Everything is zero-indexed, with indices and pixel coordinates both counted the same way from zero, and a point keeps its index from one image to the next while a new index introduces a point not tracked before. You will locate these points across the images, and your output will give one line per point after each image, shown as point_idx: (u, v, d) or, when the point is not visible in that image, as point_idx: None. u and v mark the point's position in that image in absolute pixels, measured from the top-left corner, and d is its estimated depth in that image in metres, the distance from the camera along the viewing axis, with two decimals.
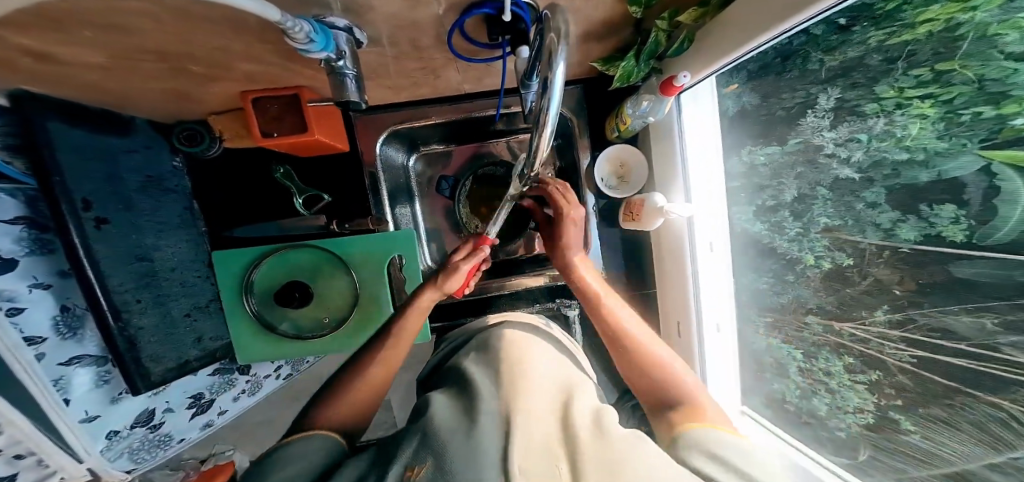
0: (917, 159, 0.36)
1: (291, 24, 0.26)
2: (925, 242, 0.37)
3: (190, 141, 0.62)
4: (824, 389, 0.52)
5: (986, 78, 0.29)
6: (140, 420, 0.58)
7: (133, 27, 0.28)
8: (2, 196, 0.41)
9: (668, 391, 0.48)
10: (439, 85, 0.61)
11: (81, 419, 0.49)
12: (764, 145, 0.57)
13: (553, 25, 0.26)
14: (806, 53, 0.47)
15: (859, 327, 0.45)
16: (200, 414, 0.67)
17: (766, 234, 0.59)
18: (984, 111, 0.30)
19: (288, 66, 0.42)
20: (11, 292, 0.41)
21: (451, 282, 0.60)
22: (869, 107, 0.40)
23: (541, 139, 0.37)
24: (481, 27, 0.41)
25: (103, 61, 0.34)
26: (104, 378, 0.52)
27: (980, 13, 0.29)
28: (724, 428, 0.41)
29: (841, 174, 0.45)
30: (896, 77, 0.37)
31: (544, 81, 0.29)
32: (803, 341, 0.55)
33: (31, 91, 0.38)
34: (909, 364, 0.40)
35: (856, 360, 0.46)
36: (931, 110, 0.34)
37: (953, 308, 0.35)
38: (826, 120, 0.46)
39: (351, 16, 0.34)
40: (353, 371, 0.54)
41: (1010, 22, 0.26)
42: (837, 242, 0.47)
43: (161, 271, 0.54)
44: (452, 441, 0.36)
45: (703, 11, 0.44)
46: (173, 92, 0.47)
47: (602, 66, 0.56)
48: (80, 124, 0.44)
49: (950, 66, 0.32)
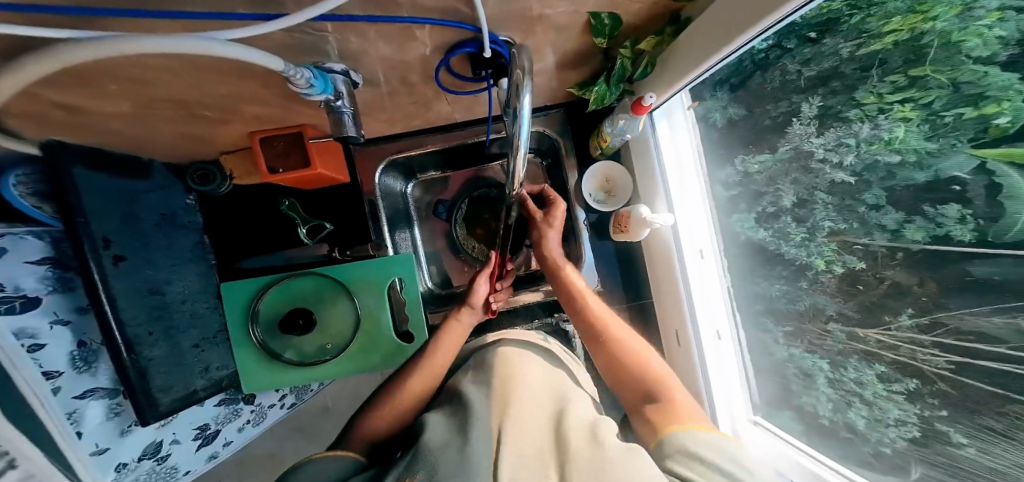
0: (910, 161, 0.38)
1: (291, 72, 0.30)
2: (934, 242, 0.37)
3: (204, 181, 0.67)
4: (861, 401, 0.49)
5: (959, 81, 0.32)
6: (148, 452, 0.58)
7: (149, 79, 0.32)
8: (28, 238, 0.46)
9: (645, 386, 0.54)
10: (431, 117, 0.66)
11: (91, 452, 0.50)
12: (756, 153, 0.59)
13: (518, 63, 0.31)
14: (782, 66, 0.50)
15: (885, 331, 0.44)
16: (205, 446, 0.68)
17: (771, 241, 0.59)
18: (965, 112, 0.32)
19: (292, 107, 0.46)
20: (33, 329, 0.44)
21: (460, 339, 0.64)
22: (852, 113, 0.43)
23: (517, 161, 0.40)
24: (464, 62, 0.45)
25: (124, 110, 0.38)
26: (115, 410, 0.54)
27: (940, 22, 0.32)
28: (701, 427, 0.45)
29: (835, 178, 0.47)
30: (873, 84, 0.40)
31: (514, 110, 0.32)
32: (828, 350, 0.52)
33: (62, 140, 0.42)
34: (946, 371, 0.38)
35: (888, 368, 0.44)
36: (914, 114, 0.37)
37: (983, 310, 0.34)
38: (812, 127, 0.48)
39: (347, 60, 0.38)
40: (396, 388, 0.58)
41: (970, 30, 0.30)
42: (844, 245, 0.47)
43: (172, 303, 0.56)
44: (445, 457, 0.36)
45: (660, 40, 0.48)
46: (188, 136, 0.51)
47: (578, 91, 0.61)
48: (104, 170, 0.47)
49: (923, 71, 0.35)
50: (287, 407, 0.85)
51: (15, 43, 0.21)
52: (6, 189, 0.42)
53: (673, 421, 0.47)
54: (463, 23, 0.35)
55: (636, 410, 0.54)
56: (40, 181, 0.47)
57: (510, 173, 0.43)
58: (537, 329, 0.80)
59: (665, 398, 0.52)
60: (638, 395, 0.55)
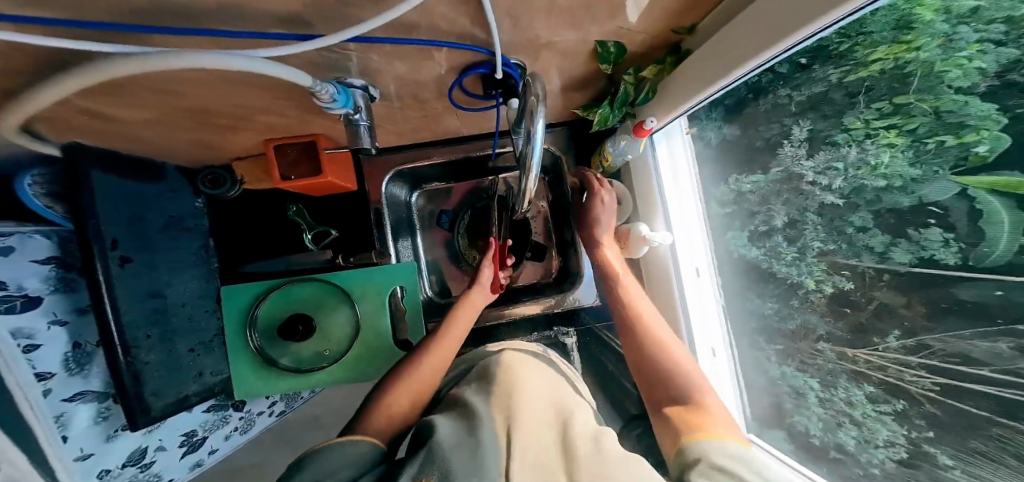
0: (895, 185, 0.40)
1: (318, 87, 0.32)
2: (921, 265, 0.39)
3: (214, 184, 0.68)
4: (850, 421, 0.50)
5: (941, 110, 0.34)
6: (132, 459, 0.57)
7: (177, 90, 0.33)
8: (36, 237, 0.47)
9: (676, 387, 0.55)
10: (440, 130, 0.68)
11: (75, 457, 0.49)
12: (749, 174, 0.61)
13: (530, 90, 0.33)
14: (774, 91, 0.53)
15: (873, 352, 0.45)
16: (190, 453, 0.66)
17: (763, 259, 0.61)
18: (945, 140, 0.34)
19: (310, 118, 0.48)
20: (30, 329, 0.44)
21: (467, 321, 0.63)
22: (841, 137, 0.45)
23: (528, 180, 0.41)
24: (476, 82, 0.48)
25: (150, 117, 0.39)
26: (103, 415, 0.52)
27: (924, 52, 0.35)
28: (727, 437, 0.45)
29: (825, 200, 0.49)
30: (859, 110, 0.42)
31: (527, 132, 0.35)
32: (819, 369, 0.53)
33: (83, 143, 0.43)
34: (933, 393, 0.40)
35: (877, 389, 0.45)
36: (898, 140, 0.39)
37: (965, 334, 0.35)
38: (802, 149, 0.51)
39: (366, 76, 0.40)
40: (406, 373, 0.54)
41: (952, 61, 0.32)
42: (834, 266, 0.49)
43: (172, 307, 0.56)
44: (456, 458, 0.37)
45: (661, 68, 0.51)
46: (201, 142, 0.52)
47: (583, 112, 0.63)
48: (119, 172, 0.48)
49: (906, 99, 0.37)
50: (275, 415, 0.85)
51: (54, 56, 0.22)
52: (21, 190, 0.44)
53: (697, 429, 0.47)
54: (479, 46, 0.37)
55: (655, 407, 0.55)
56: (55, 182, 0.48)
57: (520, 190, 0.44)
58: (536, 341, 0.83)
59: (693, 400, 0.52)
60: (660, 384, 0.57)
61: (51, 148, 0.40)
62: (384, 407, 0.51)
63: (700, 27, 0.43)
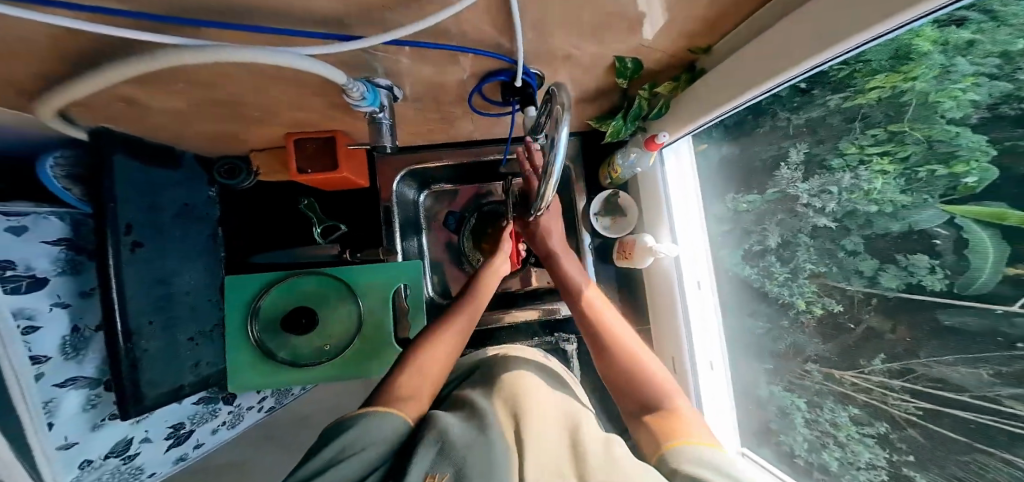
0: (886, 210, 0.41)
1: (350, 85, 0.34)
2: (906, 290, 0.40)
3: (230, 175, 0.69)
4: (834, 442, 0.51)
5: (934, 140, 0.36)
6: (116, 450, 0.56)
7: (216, 84, 0.35)
8: (51, 218, 0.48)
9: (648, 395, 0.50)
10: (454, 133, 0.69)
11: (58, 446, 0.47)
12: (746, 194, 0.63)
13: (558, 99, 0.34)
14: (773, 112, 0.54)
15: (859, 374, 0.46)
16: (175, 447, 0.65)
17: (756, 278, 0.63)
18: (936, 169, 0.36)
19: (334, 115, 0.49)
20: (32, 310, 0.45)
21: (482, 304, 0.60)
22: (836, 162, 0.47)
23: (547, 187, 0.42)
24: (496, 89, 0.49)
25: (188, 105, 0.40)
26: (92, 402, 0.52)
27: (920, 83, 0.36)
28: (700, 442, 0.41)
29: (818, 222, 0.50)
30: (856, 136, 0.44)
31: (552, 140, 0.36)
32: (807, 389, 0.55)
33: (111, 129, 0.45)
34: (915, 416, 0.41)
35: (862, 411, 0.47)
36: (891, 167, 0.41)
37: (950, 359, 0.37)
38: (798, 173, 0.53)
39: (392, 77, 0.41)
40: (411, 356, 0.51)
41: (946, 92, 0.34)
42: (825, 288, 0.50)
43: (176, 295, 0.56)
44: (472, 458, 0.37)
45: (676, 85, 0.53)
46: (224, 133, 0.54)
47: (596, 123, 0.65)
48: (141, 158, 0.49)
49: (902, 127, 0.39)
50: (264, 410, 0.85)
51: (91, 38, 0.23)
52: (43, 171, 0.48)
53: (673, 435, 0.43)
54: (502, 55, 0.39)
55: (633, 415, 0.50)
56: (76, 165, 0.52)
57: (540, 195, 0.45)
58: (537, 347, 0.82)
59: (668, 407, 0.47)
60: (630, 392, 0.51)
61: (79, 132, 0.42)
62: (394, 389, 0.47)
63: (715, 49, 0.45)
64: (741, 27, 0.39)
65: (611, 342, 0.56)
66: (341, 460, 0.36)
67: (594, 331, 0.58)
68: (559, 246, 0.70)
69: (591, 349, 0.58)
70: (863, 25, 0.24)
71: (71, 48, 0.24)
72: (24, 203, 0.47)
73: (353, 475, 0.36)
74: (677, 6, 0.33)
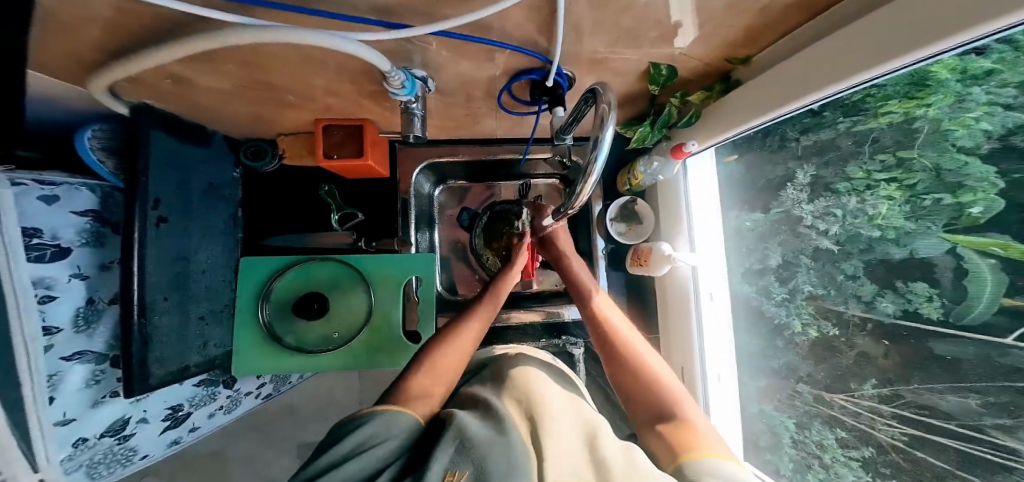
0: (889, 237, 0.41)
1: (393, 73, 0.35)
2: (904, 317, 0.40)
3: (255, 156, 0.70)
4: (819, 464, 0.52)
5: (942, 169, 0.35)
6: (112, 430, 0.55)
7: (265, 63, 0.36)
8: (81, 189, 0.51)
9: (657, 403, 0.50)
10: (476, 130, 0.70)
11: (56, 421, 0.47)
12: (749, 212, 0.63)
13: (605, 97, 0.35)
14: (783, 133, 0.52)
15: (850, 398, 0.47)
16: (172, 429, 0.65)
17: (755, 297, 0.64)
18: (942, 198, 0.35)
19: (364, 103, 0.50)
20: (51, 280, 0.46)
21: (496, 308, 0.61)
22: (843, 185, 0.47)
23: (586, 186, 0.41)
24: (525, 88, 0.50)
25: (232, 85, 0.42)
26: (96, 378, 0.52)
27: (933, 110, 0.35)
28: (712, 455, 0.39)
29: (821, 244, 0.50)
30: (863, 161, 0.44)
31: (594, 140, 0.37)
32: (796, 410, 0.56)
33: (152, 105, 0.47)
34: (901, 442, 0.42)
35: (849, 435, 0.48)
36: (897, 194, 0.40)
37: (939, 387, 0.37)
38: (804, 193, 0.53)
39: (429, 68, 0.41)
40: (426, 355, 0.51)
41: (959, 121, 0.33)
42: (822, 311, 0.51)
43: (193, 272, 0.57)
44: (493, 453, 0.38)
45: (709, 94, 0.53)
46: (257, 115, 0.55)
47: (622, 129, 0.65)
48: (175, 136, 0.51)
49: (910, 154, 0.38)
50: (261, 396, 0.85)
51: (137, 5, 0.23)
52: (80, 141, 0.49)
53: (684, 446, 0.41)
54: (539, 53, 0.39)
55: (645, 424, 0.49)
56: (112, 139, 0.53)
57: (577, 195, 0.44)
58: (544, 348, 0.82)
59: (681, 418, 0.46)
60: (642, 403, 0.51)
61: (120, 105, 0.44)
62: (406, 388, 0.47)
63: (755, 59, 0.44)
64: (785, 39, 0.39)
65: (624, 351, 0.56)
66: (361, 451, 0.37)
67: (607, 340, 0.58)
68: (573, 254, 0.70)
69: (603, 358, 0.58)
70: (917, 43, 0.24)
71: (131, 6, 0.24)
72: (61, 172, 0.49)
73: (372, 465, 0.36)
74: (716, 16, 0.33)
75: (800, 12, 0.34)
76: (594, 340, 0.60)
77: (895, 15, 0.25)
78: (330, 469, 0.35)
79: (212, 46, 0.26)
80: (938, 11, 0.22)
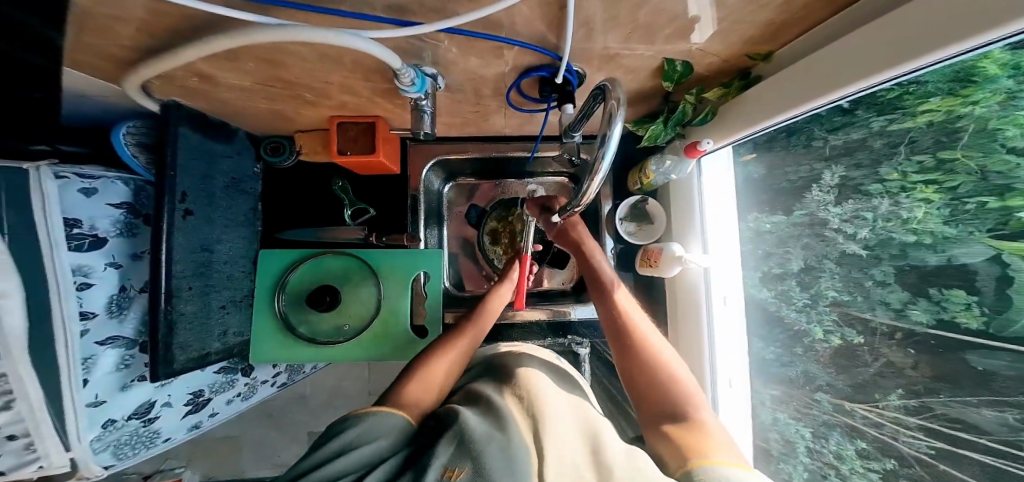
0: (925, 242, 0.38)
1: (403, 70, 0.35)
2: (938, 327, 0.38)
3: (274, 152, 0.73)
4: (836, 474, 0.50)
5: (988, 171, 0.32)
6: (138, 412, 0.59)
7: (280, 61, 0.37)
8: (116, 183, 0.54)
9: (669, 399, 0.49)
10: (485, 126, 0.70)
11: (88, 403, 0.51)
12: (770, 214, 0.61)
13: (614, 95, 0.35)
14: (809, 132, 0.50)
15: (873, 408, 0.45)
16: (192, 414, 0.68)
17: (773, 302, 0.61)
18: (987, 201, 0.33)
19: (376, 100, 0.51)
20: (88, 267, 0.50)
21: (490, 319, 0.62)
22: (874, 187, 0.44)
23: (592, 184, 0.41)
24: (534, 86, 0.49)
25: (248, 83, 0.44)
26: (125, 362, 0.55)
27: (979, 108, 0.32)
28: (724, 462, 0.38)
29: (847, 249, 0.48)
30: (898, 162, 0.41)
31: (602, 137, 0.36)
32: (813, 420, 0.54)
33: (178, 103, 0.50)
34: (926, 455, 0.40)
35: (869, 446, 0.46)
36: (935, 196, 0.37)
37: (973, 400, 0.35)
38: (831, 195, 0.50)
39: (438, 65, 0.41)
40: (418, 365, 0.52)
41: (1009, 118, 0.30)
42: (846, 318, 0.48)
43: (215, 262, 0.59)
44: (490, 449, 0.38)
45: (726, 91, 0.51)
46: (275, 112, 0.57)
47: (633, 127, 0.64)
48: (200, 132, 0.54)
49: (952, 155, 0.35)
50: (276, 385, 0.88)
51: None
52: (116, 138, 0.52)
53: (692, 449, 0.41)
54: (549, 50, 0.38)
55: (651, 418, 0.49)
56: (145, 134, 0.56)
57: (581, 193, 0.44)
58: (549, 346, 0.82)
59: (691, 420, 0.46)
60: (651, 398, 0.51)
61: (151, 104, 0.47)
62: (397, 396, 0.48)
63: (776, 55, 0.43)
64: (806, 35, 0.37)
65: (641, 344, 0.55)
66: (360, 444, 0.39)
67: (621, 330, 0.57)
68: (592, 246, 0.69)
69: (615, 349, 0.57)
70: (936, 43, 0.22)
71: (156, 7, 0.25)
72: (98, 167, 0.53)
73: (366, 460, 0.38)
74: (734, 11, 0.31)
75: (826, 5, 0.32)
76: (606, 329, 0.60)
77: (921, 11, 0.24)
78: (326, 465, 0.37)
79: (233, 44, 0.27)
80: (963, 8, 0.21)
